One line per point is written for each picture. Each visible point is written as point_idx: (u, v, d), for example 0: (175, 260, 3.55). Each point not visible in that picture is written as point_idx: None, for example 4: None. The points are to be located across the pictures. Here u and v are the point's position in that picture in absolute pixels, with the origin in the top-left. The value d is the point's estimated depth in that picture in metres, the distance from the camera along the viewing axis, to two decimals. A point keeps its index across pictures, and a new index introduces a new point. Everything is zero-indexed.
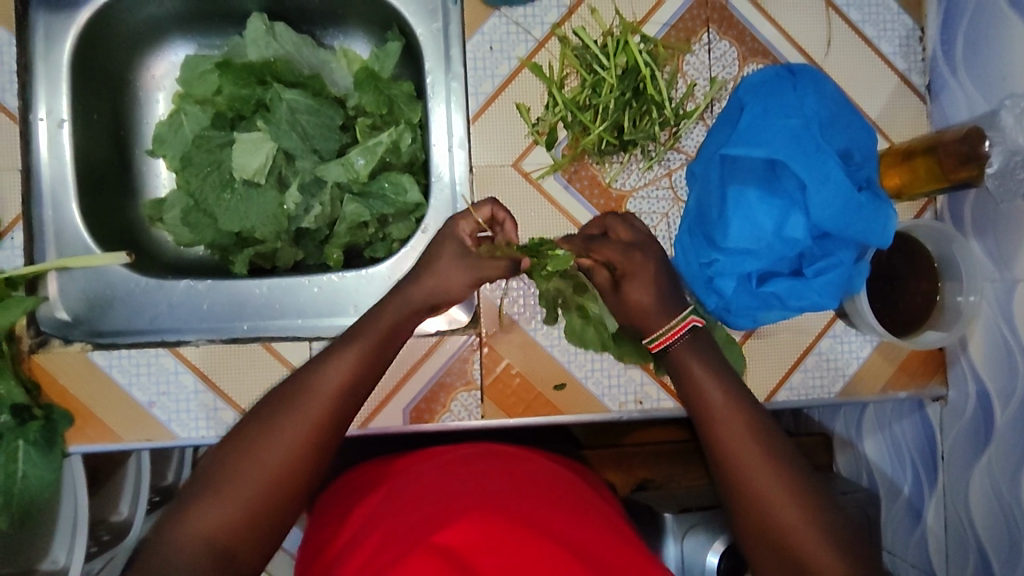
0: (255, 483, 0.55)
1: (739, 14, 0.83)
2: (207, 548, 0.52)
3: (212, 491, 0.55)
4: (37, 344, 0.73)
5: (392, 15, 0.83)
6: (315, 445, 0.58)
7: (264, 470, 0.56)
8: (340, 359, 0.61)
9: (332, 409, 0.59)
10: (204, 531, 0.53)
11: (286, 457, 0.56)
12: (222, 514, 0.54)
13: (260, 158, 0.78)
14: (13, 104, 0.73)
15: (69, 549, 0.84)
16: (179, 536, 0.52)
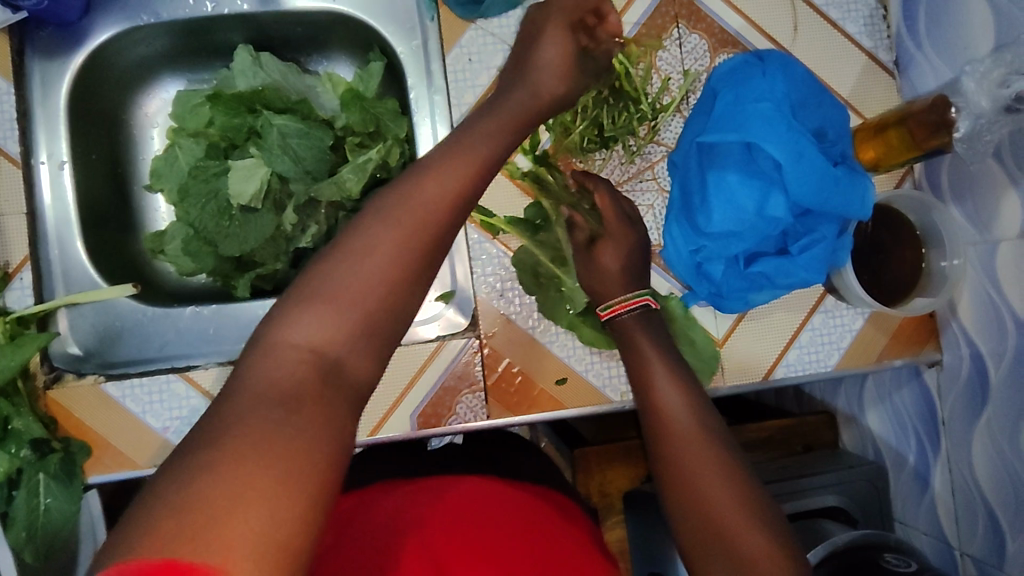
0: (369, 283, 0.50)
1: (706, 8, 0.86)
2: (315, 354, 0.48)
3: (309, 297, 0.50)
4: (51, 380, 0.75)
5: (373, 36, 0.86)
6: (422, 245, 0.53)
7: (378, 272, 0.51)
8: (446, 168, 0.55)
9: (428, 216, 0.53)
10: (310, 339, 0.48)
11: (388, 260, 0.51)
12: (335, 323, 0.49)
13: (254, 183, 0.80)
14: (15, 150, 0.75)
15: None
16: (286, 342, 0.48)
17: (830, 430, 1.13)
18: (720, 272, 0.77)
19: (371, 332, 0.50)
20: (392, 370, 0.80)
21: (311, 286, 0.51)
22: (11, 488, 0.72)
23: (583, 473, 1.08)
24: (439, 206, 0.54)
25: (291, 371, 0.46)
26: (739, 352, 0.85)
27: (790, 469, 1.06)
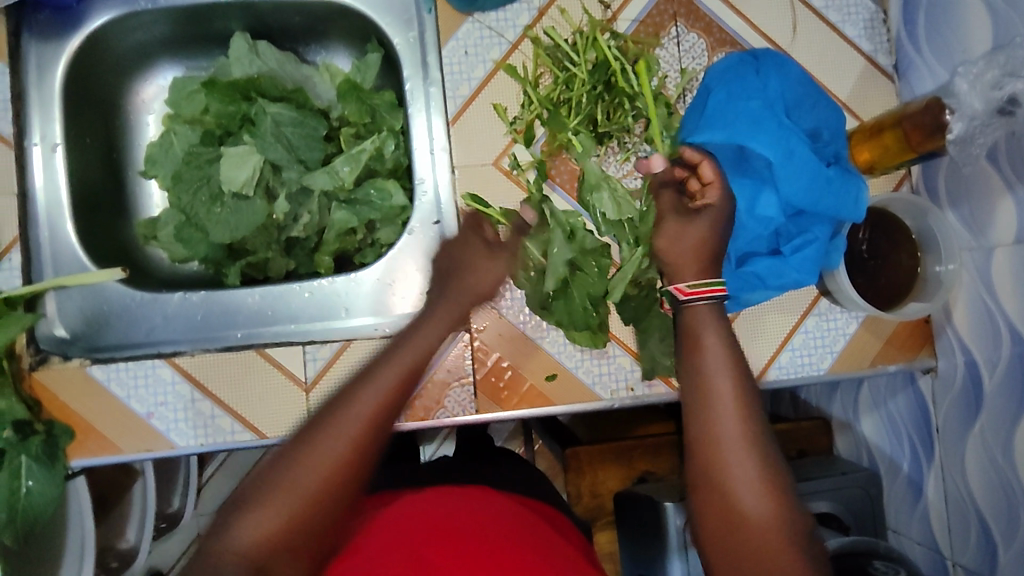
0: (314, 476, 0.58)
1: (706, 7, 0.86)
2: (248, 563, 0.55)
3: (256, 500, 0.57)
4: (37, 362, 0.75)
5: (370, 27, 0.86)
6: (353, 469, 0.59)
7: (313, 474, 0.58)
8: (383, 380, 0.63)
9: (369, 429, 0.60)
10: (254, 539, 0.56)
11: (334, 461, 0.58)
12: (266, 525, 0.56)
13: (247, 171, 0.80)
14: (7, 130, 0.76)
15: None
16: (233, 545, 0.56)
17: (825, 437, 1.13)
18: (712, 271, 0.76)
19: (362, 463, 0.60)
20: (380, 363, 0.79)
21: (220, 535, 0.57)
22: None
23: (574, 472, 1.09)
24: (383, 408, 0.62)
25: (248, 549, 0.56)
26: None
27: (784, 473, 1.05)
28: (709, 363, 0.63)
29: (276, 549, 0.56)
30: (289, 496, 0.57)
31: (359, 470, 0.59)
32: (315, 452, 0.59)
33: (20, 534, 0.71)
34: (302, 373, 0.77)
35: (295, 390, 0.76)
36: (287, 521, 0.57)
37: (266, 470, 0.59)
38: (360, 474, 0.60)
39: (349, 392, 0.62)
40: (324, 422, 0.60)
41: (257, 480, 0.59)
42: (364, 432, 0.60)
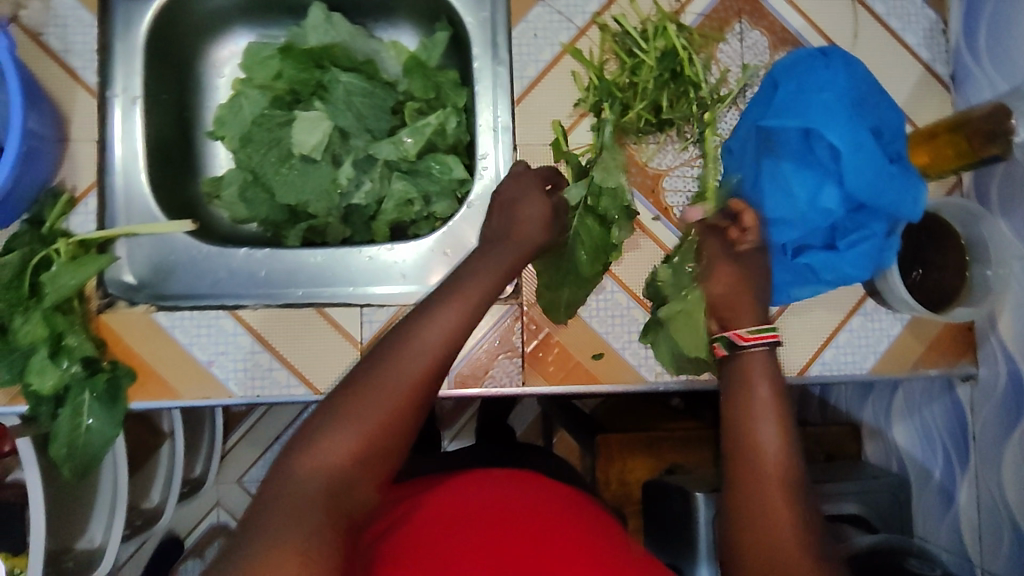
0: (385, 400, 0.53)
1: (770, 6, 0.87)
2: (319, 489, 0.49)
3: (325, 426, 0.52)
4: (105, 305, 0.78)
5: (441, 6, 0.89)
6: (419, 397, 0.54)
7: (385, 402, 0.53)
8: (453, 305, 0.60)
9: (438, 358, 0.56)
10: (323, 465, 0.50)
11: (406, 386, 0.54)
12: (337, 452, 0.51)
13: (317, 136, 0.82)
14: (92, 80, 0.78)
15: (107, 527, 1.09)
16: (302, 474, 0.50)
17: (854, 443, 1.14)
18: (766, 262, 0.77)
19: (432, 390, 0.56)
20: None
21: (297, 459, 0.51)
22: (55, 406, 0.74)
23: (603, 459, 1.10)
24: (445, 341, 0.57)
25: (315, 479, 0.50)
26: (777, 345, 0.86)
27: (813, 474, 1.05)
28: (747, 370, 0.64)
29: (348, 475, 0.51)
30: (375, 405, 0.53)
31: (438, 385, 0.56)
32: (398, 363, 0.55)
33: (80, 469, 0.73)
34: (357, 333, 0.79)
35: (350, 348, 0.79)
36: (372, 434, 0.52)
37: (325, 404, 0.54)
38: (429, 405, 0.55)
39: (424, 311, 0.59)
40: (404, 337, 0.57)
41: (322, 412, 0.53)
42: (447, 346, 0.57)
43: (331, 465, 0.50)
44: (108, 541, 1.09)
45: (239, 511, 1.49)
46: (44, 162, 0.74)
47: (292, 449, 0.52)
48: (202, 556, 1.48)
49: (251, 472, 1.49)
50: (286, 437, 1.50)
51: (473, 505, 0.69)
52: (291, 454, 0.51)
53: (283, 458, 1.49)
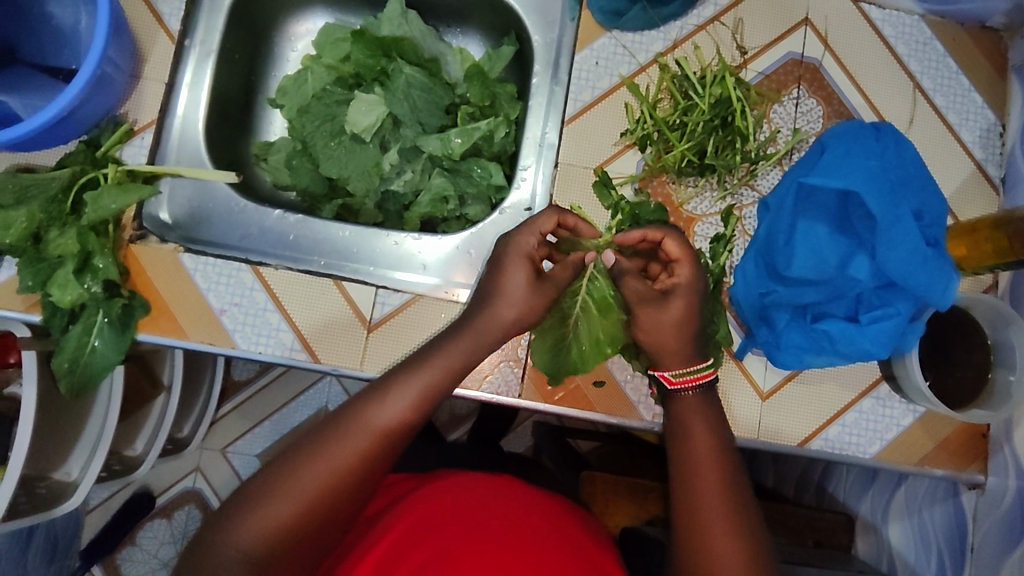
0: (319, 477, 0.60)
1: (830, 77, 0.89)
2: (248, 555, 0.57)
3: (263, 499, 0.59)
4: (137, 237, 0.79)
5: (512, 22, 0.92)
6: (355, 474, 0.61)
7: (319, 479, 0.60)
8: (408, 386, 0.64)
9: (379, 441, 0.62)
10: (253, 538, 0.58)
11: (342, 466, 0.60)
12: (267, 523, 0.58)
13: (371, 118, 0.85)
14: (174, 27, 0.82)
15: (83, 467, 1.10)
16: (235, 537, 0.58)
17: (846, 534, 1.09)
18: (784, 321, 0.77)
19: (373, 462, 0.62)
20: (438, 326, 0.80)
21: (231, 524, 0.58)
22: (68, 320, 0.76)
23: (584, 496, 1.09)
24: (396, 423, 0.63)
25: (249, 547, 0.57)
26: (781, 412, 0.84)
27: (789, 555, 1.02)
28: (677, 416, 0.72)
29: (277, 543, 0.58)
30: (298, 490, 0.59)
31: (372, 471, 0.62)
32: (330, 455, 0.60)
33: (77, 388, 0.75)
34: (368, 312, 0.79)
35: (358, 325, 0.79)
36: (301, 515, 0.59)
37: (268, 474, 0.60)
38: (368, 475, 0.62)
39: (368, 399, 0.63)
40: (350, 417, 0.62)
41: (263, 481, 0.60)
42: (388, 434, 0.62)
43: (258, 540, 0.58)
44: (84, 478, 1.09)
45: (215, 481, 1.48)
46: (112, 91, 0.77)
47: (229, 514, 0.59)
48: (169, 518, 1.46)
49: (236, 444, 1.49)
50: (277, 416, 1.50)
51: (448, 515, 0.74)
52: (228, 518, 0.59)
53: (270, 436, 1.49)
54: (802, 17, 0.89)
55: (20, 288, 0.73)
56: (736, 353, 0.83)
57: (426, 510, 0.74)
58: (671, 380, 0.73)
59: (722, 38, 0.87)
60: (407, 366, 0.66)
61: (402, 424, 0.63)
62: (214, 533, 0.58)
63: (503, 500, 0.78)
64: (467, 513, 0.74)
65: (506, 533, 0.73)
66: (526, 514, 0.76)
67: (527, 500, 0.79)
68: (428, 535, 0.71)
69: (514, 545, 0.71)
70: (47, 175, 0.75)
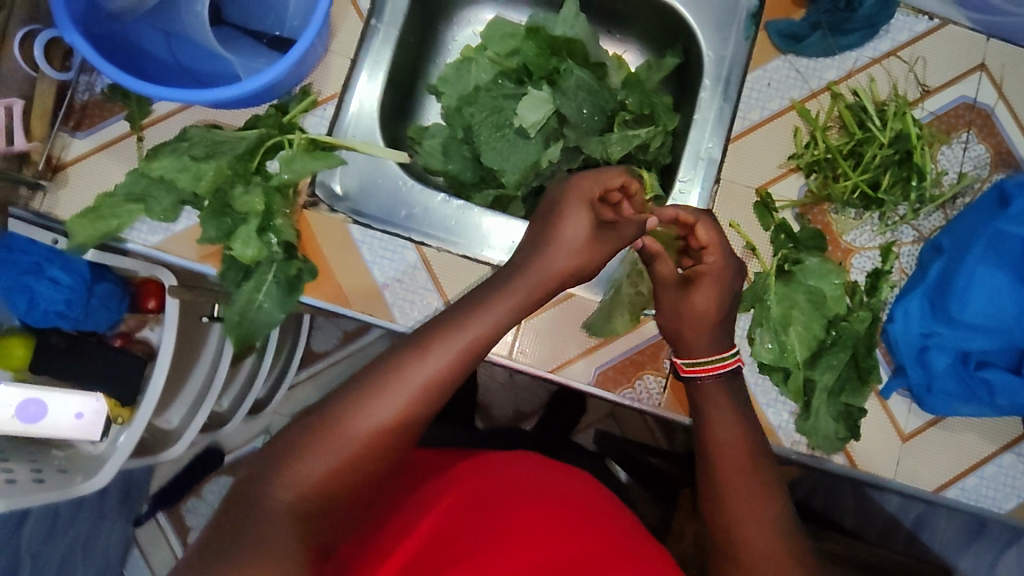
0: (359, 431, 0.59)
1: (1001, 126, 0.87)
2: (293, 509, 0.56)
3: (305, 450, 0.58)
4: (309, 204, 0.83)
5: (679, 35, 0.93)
6: (398, 427, 0.61)
7: (363, 431, 0.59)
8: (449, 343, 0.63)
9: (421, 396, 0.62)
10: (296, 489, 0.57)
11: (388, 419, 0.60)
12: (310, 476, 0.58)
13: (538, 115, 0.86)
14: (365, 5, 0.84)
15: (181, 416, 1.14)
16: (277, 492, 0.56)
17: None
18: (943, 364, 0.77)
19: (416, 416, 0.62)
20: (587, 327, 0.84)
21: (269, 483, 0.57)
22: (240, 277, 0.78)
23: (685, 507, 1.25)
24: (444, 374, 0.62)
25: (292, 500, 0.56)
26: (918, 456, 0.84)
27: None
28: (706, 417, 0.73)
29: (320, 494, 0.58)
30: (343, 443, 0.59)
31: (415, 425, 0.62)
32: (372, 408, 0.60)
33: (242, 340, 0.77)
34: None
35: None
36: (342, 467, 0.59)
37: (305, 427, 0.60)
38: (410, 430, 0.61)
39: (408, 354, 0.63)
40: (414, 357, 0.63)
41: (302, 433, 0.60)
42: (452, 369, 0.63)
43: (320, 477, 0.58)
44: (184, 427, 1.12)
45: None
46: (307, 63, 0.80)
47: (285, 449, 0.59)
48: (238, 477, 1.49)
49: None
50: None
51: (487, 492, 0.74)
52: (286, 453, 0.59)
53: None
54: (978, 62, 0.87)
55: (204, 239, 0.75)
56: (882, 392, 0.83)
57: (467, 485, 0.75)
58: (682, 367, 0.77)
59: (899, 73, 0.86)
60: (467, 308, 0.67)
61: (464, 359, 0.64)
62: (252, 493, 0.57)
63: (548, 477, 0.79)
64: (505, 486, 0.76)
65: (557, 501, 0.74)
66: (571, 489, 0.78)
67: (568, 477, 0.81)
68: (485, 517, 0.70)
69: (564, 515, 0.73)
70: (236, 135, 0.78)
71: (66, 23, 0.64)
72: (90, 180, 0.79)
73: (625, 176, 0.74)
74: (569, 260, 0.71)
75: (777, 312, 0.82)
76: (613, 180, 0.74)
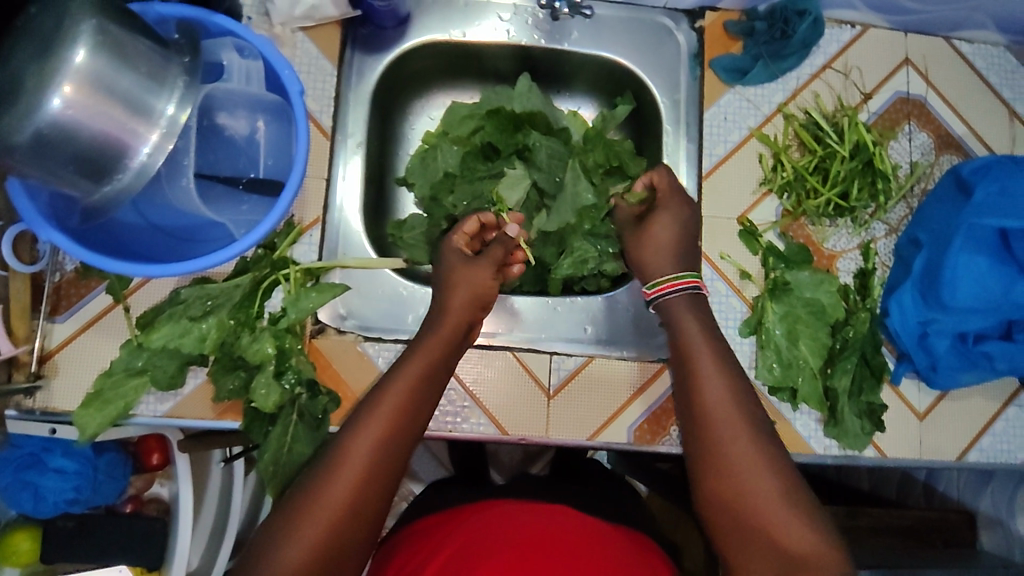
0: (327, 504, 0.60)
1: (936, 112, 0.94)
2: None
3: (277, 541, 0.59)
4: (316, 331, 0.81)
5: (626, 84, 0.96)
6: (362, 492, 0.61)
7: (327, 507, 0.60)
8: (387, 397, 0.66)
9: (375, 454, 0.63)
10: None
11: (348, 484, 0.61)
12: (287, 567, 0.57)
13: (519, 192, 0.88)
14: (326, 123, 0.84)
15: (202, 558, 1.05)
16: None
17: (968, 531, 1.13)
18: (945, 347, 0.83)
19: (378, 477, 0.62)
20: (613, 387, 0.84)
21: None
22: (267, 424, 0.76)
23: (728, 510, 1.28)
24: (389, 428, 0.64)
25: None
26: (935, 431, 0.89)
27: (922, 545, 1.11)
28: (679, 343, 0.76)
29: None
30: (312, 524, 0.59)
31: (382, 486, 0.62)
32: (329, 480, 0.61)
33: (283, 488, 0.73)
34: (546, 380, 0.84)
35: (539, 393, 0.84)
36: (316, 548, 0.58)
37: (276, 520, 0.61)
38: (377, 490, 0.62)
39: (356, 421, 0.65)
40: (359, 423, 0.65)
41: (272, 530, 0.60)
42: (397, 424, 0.65)
43: (311, 551, 0.58)
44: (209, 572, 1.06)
45: None
46: None
47: (263, 548, 0.59)
48: None
49: None
50: None
51: (485, 539, 0.74)
52: (263, 550, 0.59)
53: None
54: (903, 57, 0.94)
55: (223, 394, 0.74)
56: (892, 379, 0.88)
57: (465, 537, 0.76)
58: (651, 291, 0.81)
59: (838, 84, 0.92)
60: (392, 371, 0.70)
61: (406, 414, 0.66)
62: None
63: (548, 519, 0.78)
64: (499, 531, 0.76)
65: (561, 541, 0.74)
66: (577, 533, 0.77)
67: (574, 520, 0.80)
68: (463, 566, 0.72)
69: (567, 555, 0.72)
70: (228, 284, 0.76)
71: (39, 221, 0.63)
72: (84, 363, 0.75)
73: (475, 217, 0.81)
74: (467, 295, 0.77)
75: (782, 331, 0.85)
76: (469, 225, 0.81)
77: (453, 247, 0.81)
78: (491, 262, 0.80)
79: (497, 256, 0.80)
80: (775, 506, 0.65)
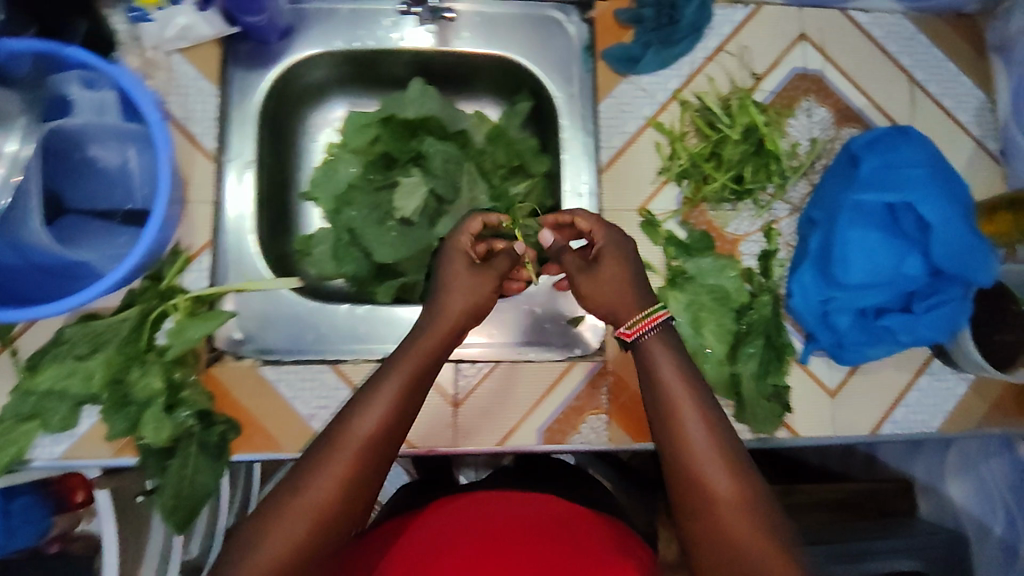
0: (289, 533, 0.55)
1: (834, 86, 0.93)
2: None
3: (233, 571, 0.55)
4: (214, 359, 0.81)
5: (523, 80, 0.95)
6: (329, 521, 0.57)
7: (287, 538, 0.55)
8: (366, 416, 0.60)
9: (346, 479, 0.58)
10: None
11: (314, 515, 0.56)
12: None
13: (415, 201, 0.85)
14: (210, 146, 0.83)
15: None
16: None
17: (905, 498, 1.13)
18: (847, 323, 0.83)
19: (346, 505, 0.58)
20: (520, 390, 0.84)
21: None
22: (165, 458, 0.75)
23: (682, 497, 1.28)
24: (360, 452, 0.58)
25: None
26: (847, 407, 0.89)
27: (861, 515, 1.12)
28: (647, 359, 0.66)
29: None
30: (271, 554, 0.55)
31: (346, 515, 0.58)
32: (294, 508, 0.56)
33: (184, 520, 0.73)
34: (451, 389, 0.84)
35: (445, 403, 0.83)
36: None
37: (236, 544, 0.56)
38: (346, 518, 0.58)
39: (329, 440, 0.59)
40: (330, 443, 0.59)
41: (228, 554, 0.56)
42: (369, 447, 0.59)
43: None
44: None
45: None
46: None
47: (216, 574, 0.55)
48: None
49: None
50: None
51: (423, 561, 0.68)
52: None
53: None
54: (797, 33, 0.93)
55: (113, 434, 0.71)
56: (800, 358, 0.89)
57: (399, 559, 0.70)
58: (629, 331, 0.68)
59: (732, 66, 0.91)
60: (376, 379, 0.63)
61: (379, 434, 0.60)
62: None
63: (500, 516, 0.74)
64: (443, 547, 0.70)
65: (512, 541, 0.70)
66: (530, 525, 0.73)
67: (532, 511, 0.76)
68: None
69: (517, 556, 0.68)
70: (115, 319, 0.75)
71: None
72: None
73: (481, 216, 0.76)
74: (464, 301, 0.70)
75: (687, 319, 0.84)
76: (474, 225, 0.76)
77: (457, 249, 0.75)
78: (497, 272, 0.75)
79: (502, 268, 0.76)
80: (747, 530, 0.56)
